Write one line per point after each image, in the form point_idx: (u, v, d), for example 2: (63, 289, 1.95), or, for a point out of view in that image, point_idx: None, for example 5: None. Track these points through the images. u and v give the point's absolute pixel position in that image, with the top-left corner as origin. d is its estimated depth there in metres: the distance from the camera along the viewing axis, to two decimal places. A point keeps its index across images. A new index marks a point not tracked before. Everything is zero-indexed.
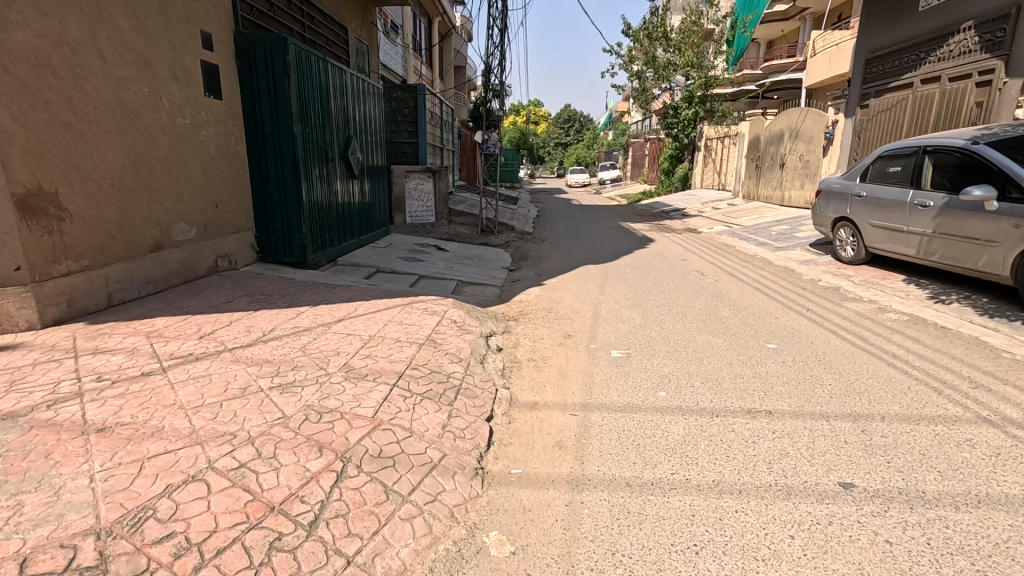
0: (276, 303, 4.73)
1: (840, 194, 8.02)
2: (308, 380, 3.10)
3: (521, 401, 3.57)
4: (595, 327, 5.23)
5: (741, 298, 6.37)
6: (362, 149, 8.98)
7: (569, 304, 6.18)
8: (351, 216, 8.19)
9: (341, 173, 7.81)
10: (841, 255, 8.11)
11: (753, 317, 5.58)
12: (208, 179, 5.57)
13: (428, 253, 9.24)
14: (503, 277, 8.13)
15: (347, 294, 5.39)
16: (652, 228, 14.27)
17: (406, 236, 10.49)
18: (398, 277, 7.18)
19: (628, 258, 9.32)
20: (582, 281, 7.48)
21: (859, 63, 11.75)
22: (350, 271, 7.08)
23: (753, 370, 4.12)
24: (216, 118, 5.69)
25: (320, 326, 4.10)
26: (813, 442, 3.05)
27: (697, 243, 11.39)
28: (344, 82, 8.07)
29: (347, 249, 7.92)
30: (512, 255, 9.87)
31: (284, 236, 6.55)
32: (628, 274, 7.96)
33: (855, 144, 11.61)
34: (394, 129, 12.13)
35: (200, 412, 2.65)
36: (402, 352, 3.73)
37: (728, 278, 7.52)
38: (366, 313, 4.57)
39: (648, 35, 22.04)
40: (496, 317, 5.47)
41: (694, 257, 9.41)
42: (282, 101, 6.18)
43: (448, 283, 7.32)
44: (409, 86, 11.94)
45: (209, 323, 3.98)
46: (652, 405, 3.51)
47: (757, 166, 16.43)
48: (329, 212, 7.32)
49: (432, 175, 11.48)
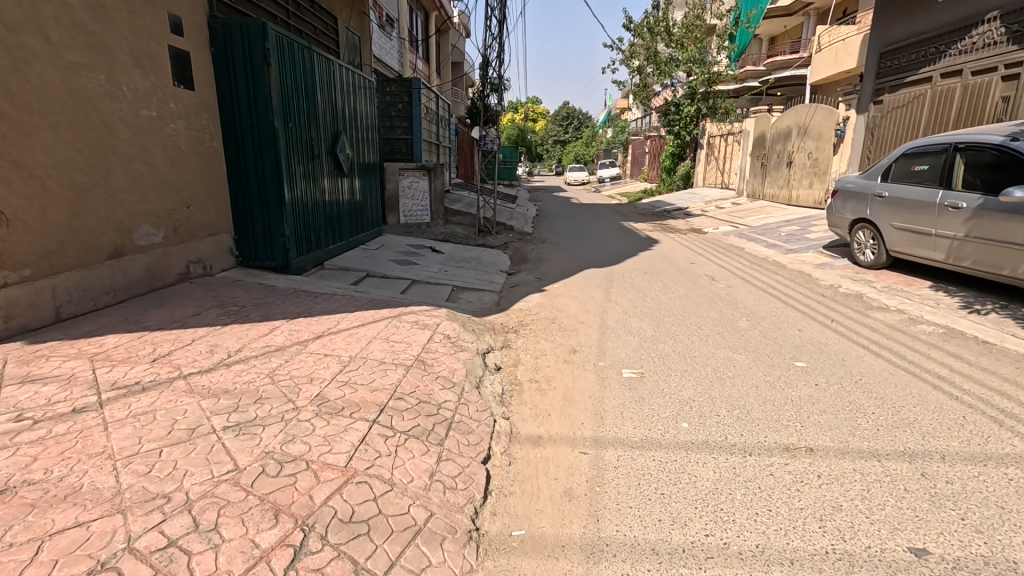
0: (248, 316, 4.25)
1: (859, 194, 7.55)
2: (271, 416, 2.62)
3: (523, 435, 3.10)
4: (603, 341, 4.76)
5: (758, 307, 5.91)
6: (353, 145, 8.48)
7: (573, 313, 5.71)
8: (340, 216, 7.71)
9: (329, 170, 7.32)
10: (860, 259, 7.66)
11: (774, 329, 5.12)
12: (177, 177, 5.08)
13: (422, 255, 8.76)
14: (502, 282, 7.64)
15: (330, 304, 4.90)
16: (656, 228, 13.79)
17: (400, 237, 10.00)
18: (389, 283, 6.70)
19: (633, 261, 8.85)
20: (586, 287, 7.01)
21: (873, 58, 11.31)
22: (337, 277, 6.59)
23: (784, 395, 3.65)
24: (186, 110, 5.19)
25: (295, 345, 3.62)
26: (868, 491, 2.58)
27: (704, 244, 10.92)
28: (333, 74, 7.57)
29: (335, 252, 7.44)
30: (511, 257, 9.39)
31: (265, 239, 6.06)
32: (634, 278, 7.49)
33: (868, 142, 11.16)
34: (388, 125, 11.63)
35: (132, 464, 2.16)
36: (386, 377, 3.26)
37: (741, 284, 7.05)
38: (349, 328, 4.09)
39: (649, 30, 21.57)
40: (494, 329, 5.00)
41: (702, 260, 8.93)
42: (261, 92, 5.67)
43: (443, 289, 6.84)
44: (404, 80, 11.43)
45: (167, 342, 3.49)
46: (674, 440, 3.04)
47: (763, 164, 15.97)
48: (315, 212, 6.83)
49: (427, 173, 10.97)
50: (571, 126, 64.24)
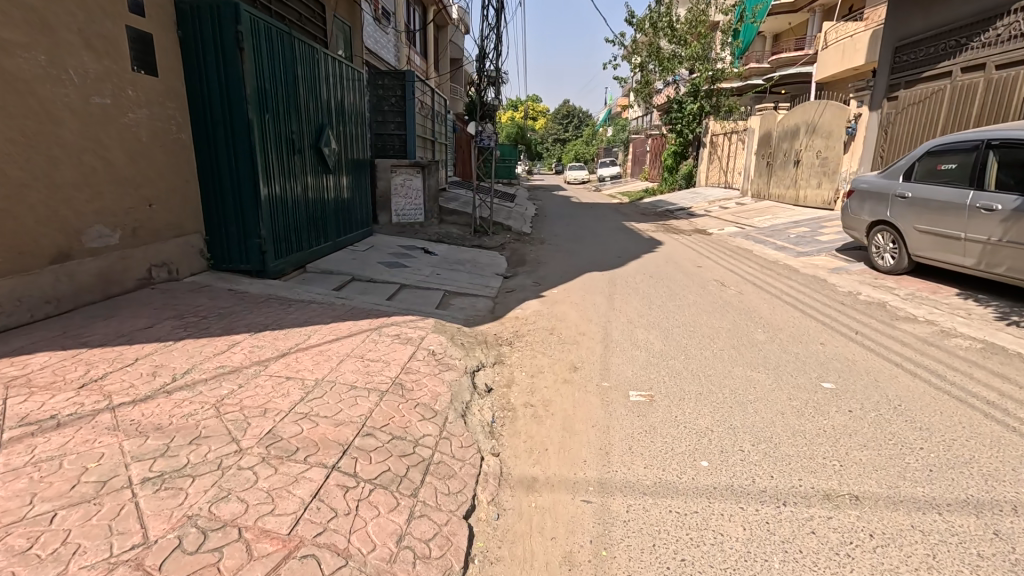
0: (207, 329, 3.76)
1: (878, 195, 7.08)
2: (206, 463, 2.14)
3: (515, 477, 2.62)
4: (605, 356, 4.30)
5: (774, 317, 5.44)
6: (340, 140, 8.00)
7: (572, 323, 5.24)
8: (324, 215, 7.23)
9: (312, 166, 6.83)
10: (879, 264, 7.20)
11: (795, 342, 4.66)
12: (137, 172, 4.59)
13: (414, 257, 8.28)
14: (497, 286, 7.17)
15: (305, 313, 4.42)
16: (659, 229, 13.32)
17: (391, 237, 9.52)
18: (376, 288, 6.22)
19: (636, 264, 8.37)
20: (587, 292, 6.55)
21: (886, 52, 10.85)
22: (319, 281, 6.11)
23: (815, 425, 3.19)
24: (148, 98, 4.70)
25: (254, 366, 3.14)
26: (936, 558, 2.11)
27: (710, 246, 10.45)
28: (317, 64, 7.09)
29: (319, 253, 6.97)
30: (509, 259, 8.92)
31: (239, 240, 5.57)
32: (638, 283, 7.03)
33: (882, 140, 10.68)
34: (381, 120, 11.15)
35: (9, 536, 1.69)
36: (356, 406, 2.78)
37: (754, 290, 6.57)
38: (320, 343, 3.61)
39: (652, 25, 20.99)
40: (486, 342, 4.52)
41: (709, 263, 8.46)
42: (234, 81, 5.18)
43: (434, 295, 6.37)
44: (397, 73, 10.93)
45: (104, 363, 3.01)
46: (694, 486, 2.57)
47: (768, 163, 15.50)
48: (296, 210, 6.35)
49: (421, 170, 10.49)
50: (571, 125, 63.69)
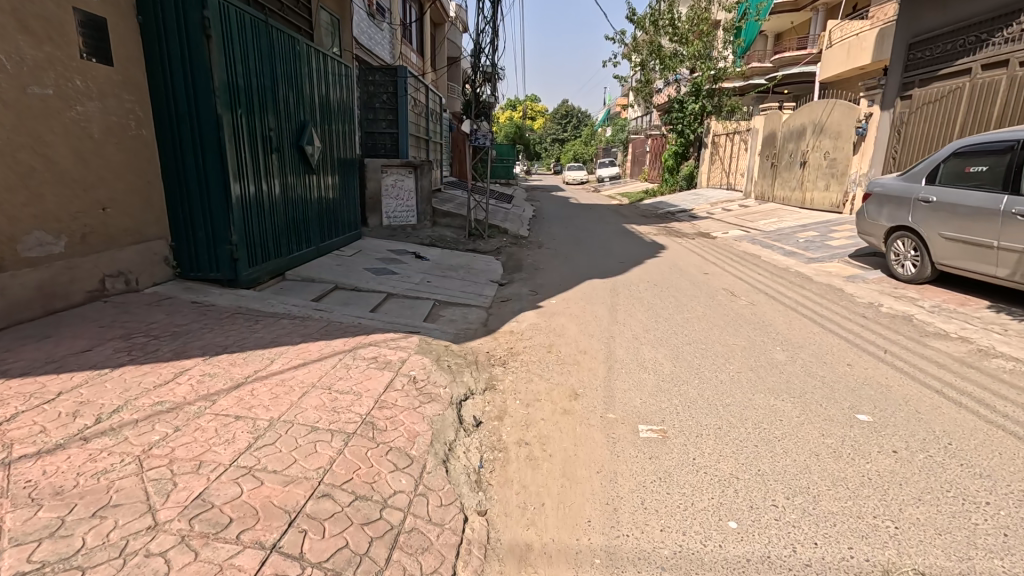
0: (155, 351, 3.28)
1: (898, 199, 6.66)
2: (105, 549, 1.67)
3: (506, 547, 2.16)
4: (609, 380, 3.84)
5: (792, 332, 4.99)
6: (325, 138, 7.54)
7: (572, 339, 4.78)
8: (306, 219, 6.76)
9: (292, 165, 6.37)
10: (898, 272, 6.79)
11: (819, 363, 4.21)
12: (88, 172, 4.12)
13: (404, 262, 7.81)
14: (492, 295, 6.70)
15: (274, 328, 3.96)
16: (661, 232, 12.88)
17: (381, 240, 9.05)
18: (360, 298, 5.77)
19: (640, 271, 7.93)
20: (588, 302, 6.09)
21: (899, 49, 10.44)
22: (298, 291, 5.63)
23: (857, 471, 2.73)
24: (101, 90, 4.23)
25: (199, 401, 2.67)
26: None
27: (715, 250, 10.02)
28: (299, 56, 6.63)
29: (300, 260, 6.51)
30: (505, 265, 8.47)
31: (208, 247, 5.10)
32: (642, 292, 6.58)
33: (896, 140, 10.25)
34: (371, 117, 10.68)
35: None
36: (314, 457, 2.31)
37: (768, 301, 6.12)
38: (284, 370, 3.14)
39: (653, 23, 20.59)
40: (476, 363, 4.07)
41: (716, 270, 8.03)
42: (200, 72, 4.72)
43: (423, 305, 5.90)
44: (388, 69, 10.47)
45: (17, 400, 2.53)
46: (724, 558, 2.11)
47: (772, 164, 15.09)
48: (273, 214, 5.88)
49: (413, 171, 10.04)
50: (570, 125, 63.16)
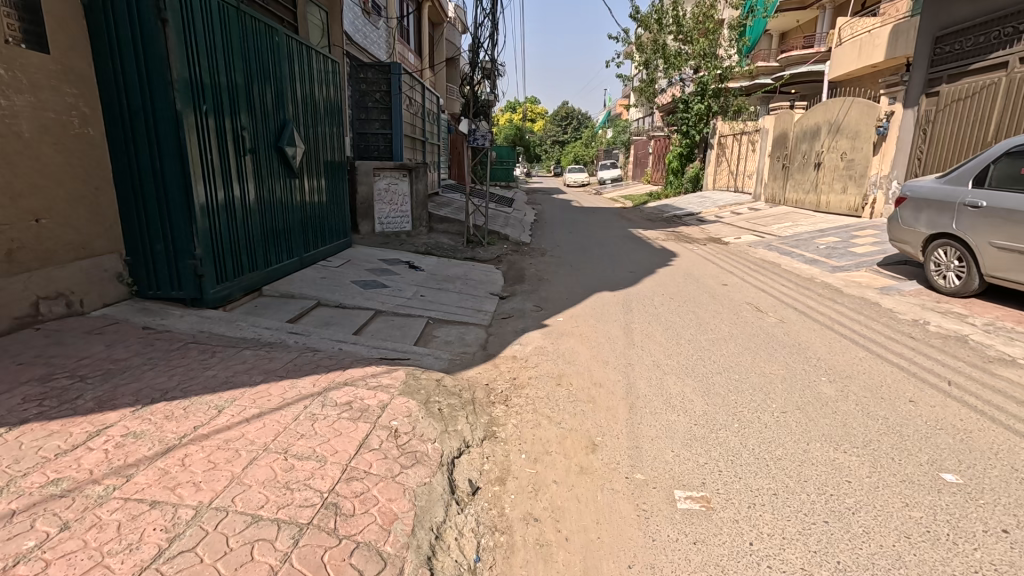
0: (76, 399, 2.65)
1: (940, 204, 6.07)
2: None
3: None
4: (632, 426, 3.21)
5: (835, 358, 4.36)
6: (310, 140, 6.93)
7: (584, 368, 4.15)
8: (287, 228, 6.14)
9: (271, 169, 5.76)
10: (939, 285, 6.19)
11: (875, 399, 3.59)
12: (15, 177, 3.50)
13: (397, 273, 7.17)
14: (492, 311, 6.07)
15: (233, 360, 3.32)
16: (670, 237, 12.28)
17: (373, 249, 8.43)
18: (344, 318, 5.16)
19: (652, 282, 7.30)
20: (599, 320, 5.47)
21: (923, 43, 9.83)
22: (274, 310, 5.01)
23: (967, 565, 2.09)
24: (35, 82, 3.62)
25: (106, 479, 2.03)
26: None
27: (730, 258, 9.38)
28: (280, 50, 6.04)
29: (278, 272, 5.88)
30: (506, 275, 7.85)
31: (168, 262, 4.47)
32: (658, 307, 5.97)
33: (921, 140, 9.64)
34: (364, 117, 10.07)
35: None
36: (247, 571, 1.68)
37: (799, 318, 5.50)
38: (232, 426, 2.50)
39: (657, 21, 20.04)
40: (475, 402, 3.44)
41: (735, 280, 7.40)
42: (155, 62, 4.11)
43: (415, 325, 5.28)
44: (381, 65, 9.86)
45: None
46: None
47: (784, 165, 14.49)
48: (248, 223, 5.27)
49: (408, 174, 9.41)
50: (570, 127, 62.60)
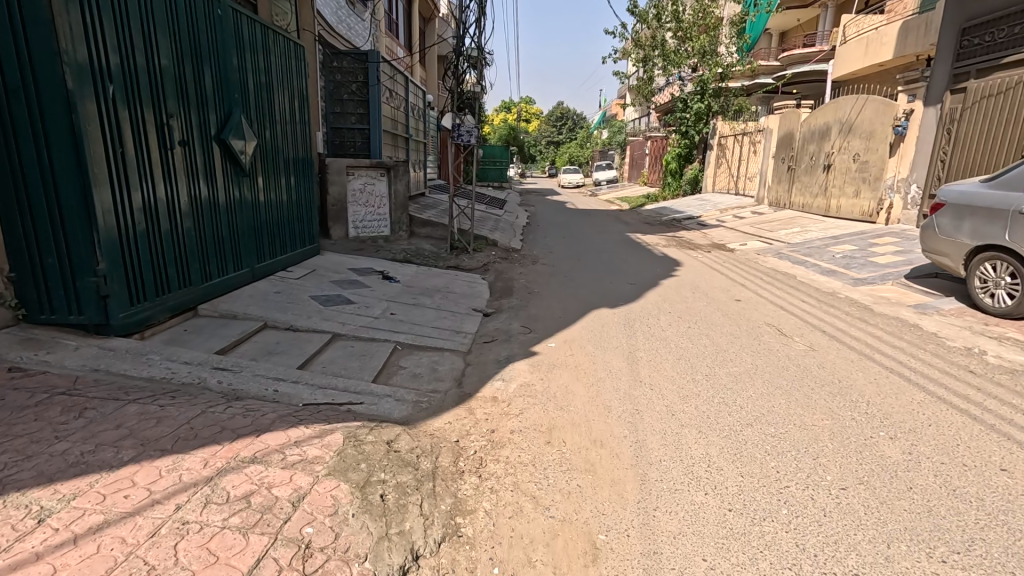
0: None
1: (990, 211, 5.33)
2: None
3: None
4: (647, 515, 2.38)
5: (887, 402, 3.56)
6: (267, 132, 6.04)
7: (581, 417, 3.32)
8: (234, 234, 5.26)
9: (213, 165, 4.88)
10: (985, 304, 5.42)
11: (957, 469, 2.77)
12: None
13: (365, 286, 6.28)
14: (472, 333, 5.20)
15: (103, 422, 2.45)
16: (671, 242, 11.48)
17: (344, 256, 7.56)
18: (292, 346, 4.29)
19: (656, 296, 6.48)
20: (598, 347, 4.64)
21: (947, 35, 9.10)
22: (205, 337, 4.13)
23: None
24: None
25: None
26: None
27: (738, 267, 8.59)
28: (225, 26, 5.14)
29: (221, 287, 5.00)
30: (492, 287, 7.01)
31: (62, 280, 3.59)
32: (665, 329, 5.16)
33: (946, 141, 8.88)
34: (339, 111, 9.20)
35: None
36: None
37: (832, 345, 4.69)
38: (44, 554, 1.64)
39: (656, 16, 19.28)
40: (436, 477, 2.59)
41: (749, 295, 6.60)
42: (36, 29, 3.23)
43: (378, 354, 4.41)
44: (358, 54, 8.99)
45: None
46: None
47: (789, 167, 13.72)
48: (179, 229, 4.39)
49: (386, 173, 8.55)
50: (565, 127, 61.82)
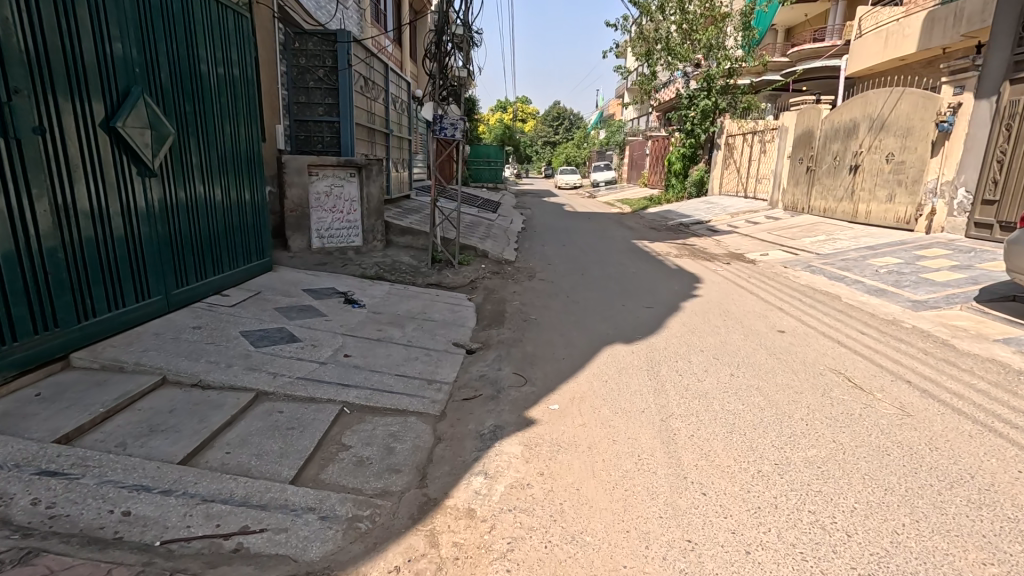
0: None
1: None
2: None
3: None
4: None
5: None
6: (192, 121, 4.74)
7: (603, 564, 2.08)
8: (133, 253, 3.97)
9: (96, 162, 3.61)
10: None
11: None
12: None
13: (318, 315, 4.98)
14: (448, 384, 3.93)
15: None
16: (683, 252, 10.28)
17: (301, 274, 6.30)
18: (189, 416, 3.03)
19: (680, 326, 5.26)
20: (617, 411, 3.40)
21: (1007, 16, 7.94)
22: (56, 409, 2.86)
23: None
24: None
25: None
26: None
27: (767, 283, 7.38)
28: None
29: (110, 326, 3.72)
30: (479, 312, 5.75)
31: None
32: (702, 379, 3.93)
33: (1004, 137, 7.72)
34: (303, 100, 7.94)
35: None
36: None
37: (931, 408, 3.48)
38: None
39: (660, 7, 18.12)
40: None
41: (792, 323, 5.41)
42: None
43: (312, 427, 3.13)
44: (325, 34, 7.73)
45: None
46: None
47: (808, 167, 12.56)
48: (33, 254, 3.12)
49: (357, 173, 7.23)
50: (562, 127, 60.67)
